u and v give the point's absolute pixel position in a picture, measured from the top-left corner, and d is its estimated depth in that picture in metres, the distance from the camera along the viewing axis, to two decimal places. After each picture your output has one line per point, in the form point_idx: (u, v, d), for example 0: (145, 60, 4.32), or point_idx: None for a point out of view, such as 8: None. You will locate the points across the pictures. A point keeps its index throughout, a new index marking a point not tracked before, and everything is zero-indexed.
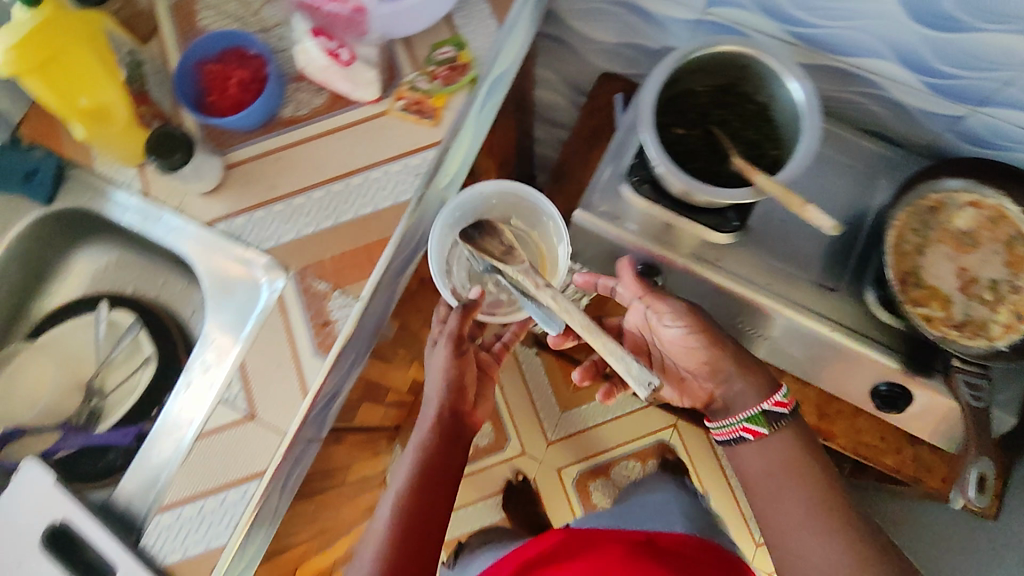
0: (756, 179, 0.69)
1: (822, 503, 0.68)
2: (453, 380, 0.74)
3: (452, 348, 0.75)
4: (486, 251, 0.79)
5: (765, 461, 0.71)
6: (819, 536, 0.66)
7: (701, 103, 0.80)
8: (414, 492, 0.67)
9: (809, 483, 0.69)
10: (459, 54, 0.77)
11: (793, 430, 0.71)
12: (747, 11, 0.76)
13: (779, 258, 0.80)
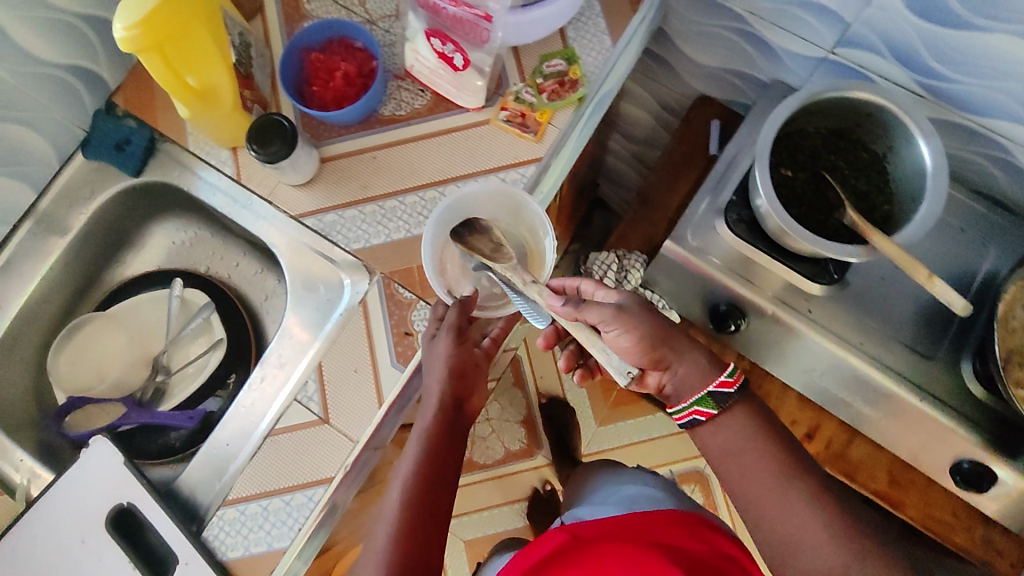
0: (872, 238, 0.66)
1: (793, 477, 0.61)
2: (460, 369, 0.64)
3: (460, 348, 0.64)
4: (473, 249, 0.69)
5: (727, 438, 0.64)
6: (793, 511, 0.59)
7: (813, 145, 0.76)
8: (418, 492, 0.59)
9: (776, 454, 0.62)
10: (570, 69, 0.73)
11: (745, 407, 0.65)
12: (879, 56, 0.71)
13: (874, 318, 0.77)
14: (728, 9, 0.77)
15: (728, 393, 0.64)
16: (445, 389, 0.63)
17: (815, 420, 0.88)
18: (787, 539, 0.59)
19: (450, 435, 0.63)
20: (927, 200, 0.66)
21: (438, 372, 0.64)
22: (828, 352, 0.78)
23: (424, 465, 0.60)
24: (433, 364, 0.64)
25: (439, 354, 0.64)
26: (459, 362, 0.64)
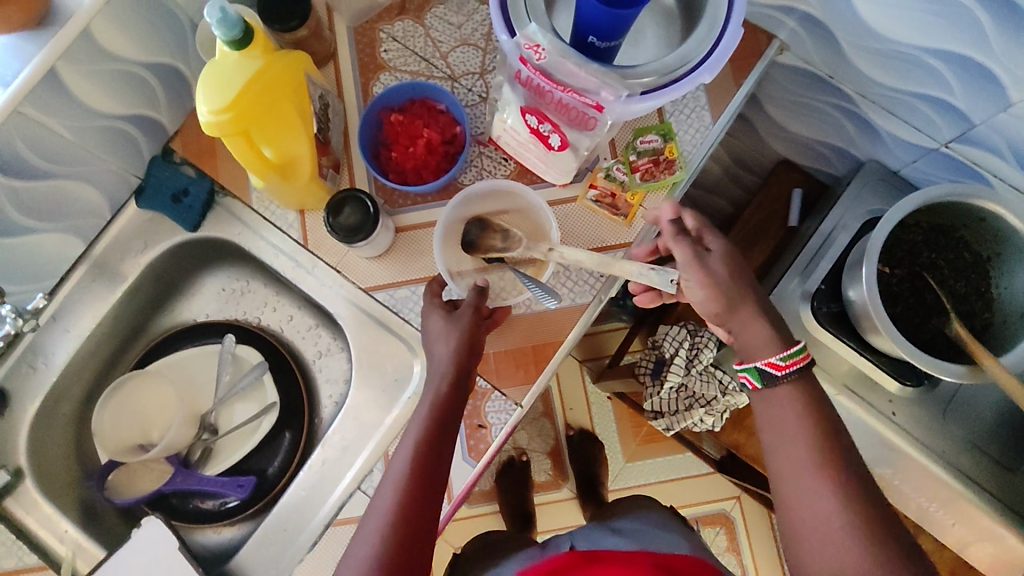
0: (985, 363, 0.62)
1: (841, 466, 0.50)
2: (472, 344, 0.57)
3: (473, 324, 0.58)
4: (488, 252, 0.64)
5: (770, 409, 0.54)
6: (823, 499, 0.49)
7: (912, 240, 0.71)
8: (418, 470, 0.51)
9: (826, 438, 0.51)
10: (666, 146, 0.68)
11: (802, 388, 0.53)
12: (999, 158, 0.66)
13: (957, 423, 0.74)
14: (834, 87, 0.72)
15: (775, 376, 0.53)
16: (454, 359, 0.56)
17: None
18: (814, 530, 0.49)
19: (456, 403, 0.55)
20: None
21: (449, 342, 0.57)
22: (906, 456, 0.75)
23: (426, 429, 0.53)
24: (435, 342, 0.58)
25: (449, 330, 0.58)
26: (473, 340, 0.57)
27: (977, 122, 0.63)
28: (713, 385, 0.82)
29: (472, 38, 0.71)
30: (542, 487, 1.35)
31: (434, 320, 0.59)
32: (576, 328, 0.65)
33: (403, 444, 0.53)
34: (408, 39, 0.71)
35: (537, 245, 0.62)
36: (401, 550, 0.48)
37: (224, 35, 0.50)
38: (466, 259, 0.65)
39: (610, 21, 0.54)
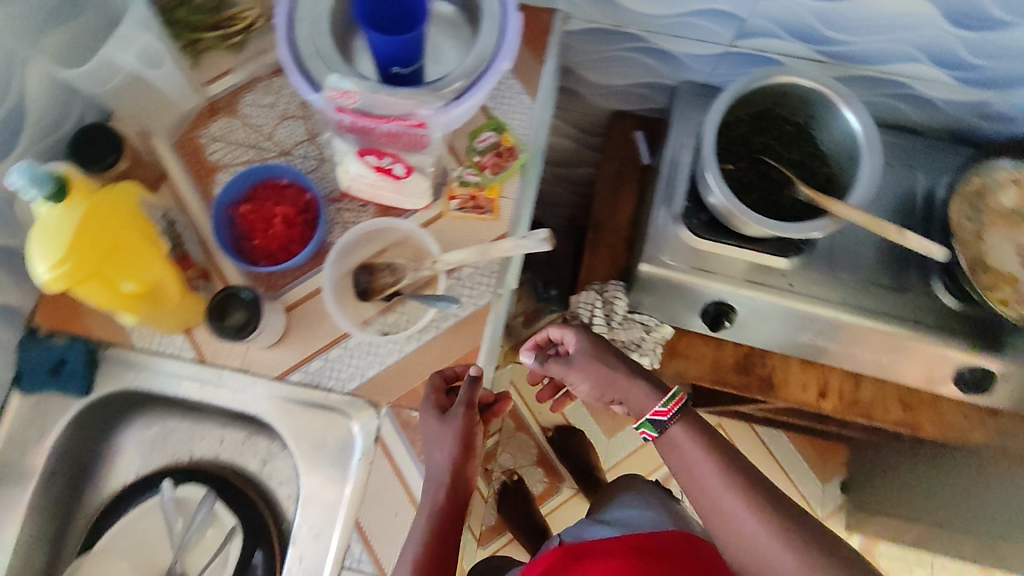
0: (834, 209, 0.68)
1: (743, 478, 0.61)
2: (461, 437, 0.61)
3: (468, 419, 0.61)
4: (382, 290, 0.65)
5: (682, 461, 0.64)
6: (751, 522, 0.58)
7: (741, 132, 0.79)
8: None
9: (730, 470, 0.61)
10: (502, 138, 0.73)
11: (691, 424, 0.65)
12: (778, 39, 0.76)
13: (847, 269, 0.81)
14: (625, 33, 0.80)
15: (665, 420, 0.66)
16: (451, 464, 0.60)
17: (820, 377, 0.89)
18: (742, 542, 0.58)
19: (456, 506, 0.60)
20: (868, 150, 0.70)
21: (445, 447, 0.60)
22: (821, 316, 0.81)
23: (424, 545, 0.58)
24: (434, 445, 0.61)
25: (447, 431, 0.61)
26: (467, 438, 0.61)
27: (749, 15, 0.72)
28: (637, 329, 0.86)
29: (290, 110, 0.73)
30: (543, 497, 1.35)
31: (424, 424, 0.62)
32: (487, 329, 0.67)
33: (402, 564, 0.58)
34: (229, 133, 0.72)
35: (422, 264, 0.65)
36: None
37: (39, 188, 0.50)
38: (365, 306, 0.66)
39: (402, 49, 0.58)
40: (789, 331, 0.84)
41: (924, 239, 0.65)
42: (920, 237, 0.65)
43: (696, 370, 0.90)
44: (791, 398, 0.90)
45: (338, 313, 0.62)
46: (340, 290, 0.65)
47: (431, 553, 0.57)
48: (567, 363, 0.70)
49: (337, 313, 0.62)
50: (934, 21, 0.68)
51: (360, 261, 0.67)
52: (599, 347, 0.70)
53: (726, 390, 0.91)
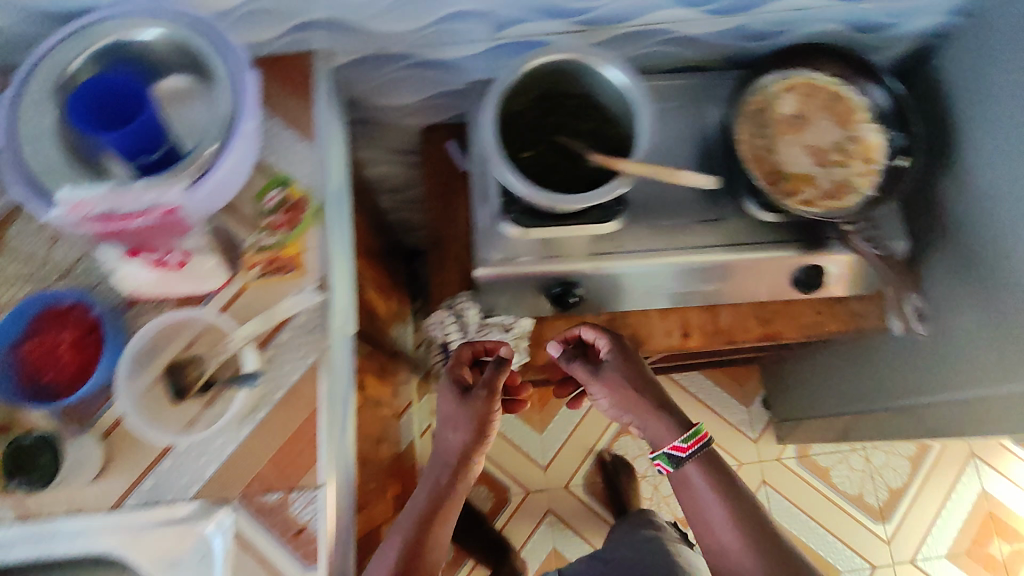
0: (622, 167, 0.70)
1: (740, 511, 0.78)
2: (479, 416, 0.82)
3: (484, 406, 0.82)
4: (192, 387, 0.64)
5: (691, 485, 0.81)
6: (727, 535, 0.77)
7: (531, 119, 0.82)
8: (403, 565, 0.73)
9: (732, 508, 0.78)
10: (288, 192, 0.70)
11: (703, 460, 0.82)
12: (533, 21, 0.77)
13: (666, 215, 0.84)
14: (390, 54, 0.80)
15: (681, 455, 0.81)
16: (457, 450, 0.82)
17: (681, 319, 0.91)
18: (730, 568, 0.77)
19: (446, 492, 0.80)
20: (641, 105, 0.73)
21: (461, 432, 0.82)
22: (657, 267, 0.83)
23: (409, 535, 0.76)
24: (457, 421, 0.82)
25: (461, 412, 0.82)
26: (481, 422, 0.82)
27: (493, 7, 0.73)
28: (496, 332, 0.85)
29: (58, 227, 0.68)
30: (494, 513, 1.40)
31: (449, 399, 0.84)
32: (320, 387, 0.64)
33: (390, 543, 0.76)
34: None
35: (223, 347, 0.64)
36: None
37: None
38: (184, 406, 0.64)
39: None
40: (637, 288, 0.86)
41: (691, 174, 0.66)
42: (687, 174, 0.66)
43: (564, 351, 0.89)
44: (660, 347, 0.91)
45: (154, 431, 0.62)
46: (147, 404, 0.63)
47: (409, 555, 0.74)
48: (593, 372, 0.84)
49: (150, 431, 0.62)
50: None
51: (155, 367, 0.64)
52: (630, 361, 0.83)
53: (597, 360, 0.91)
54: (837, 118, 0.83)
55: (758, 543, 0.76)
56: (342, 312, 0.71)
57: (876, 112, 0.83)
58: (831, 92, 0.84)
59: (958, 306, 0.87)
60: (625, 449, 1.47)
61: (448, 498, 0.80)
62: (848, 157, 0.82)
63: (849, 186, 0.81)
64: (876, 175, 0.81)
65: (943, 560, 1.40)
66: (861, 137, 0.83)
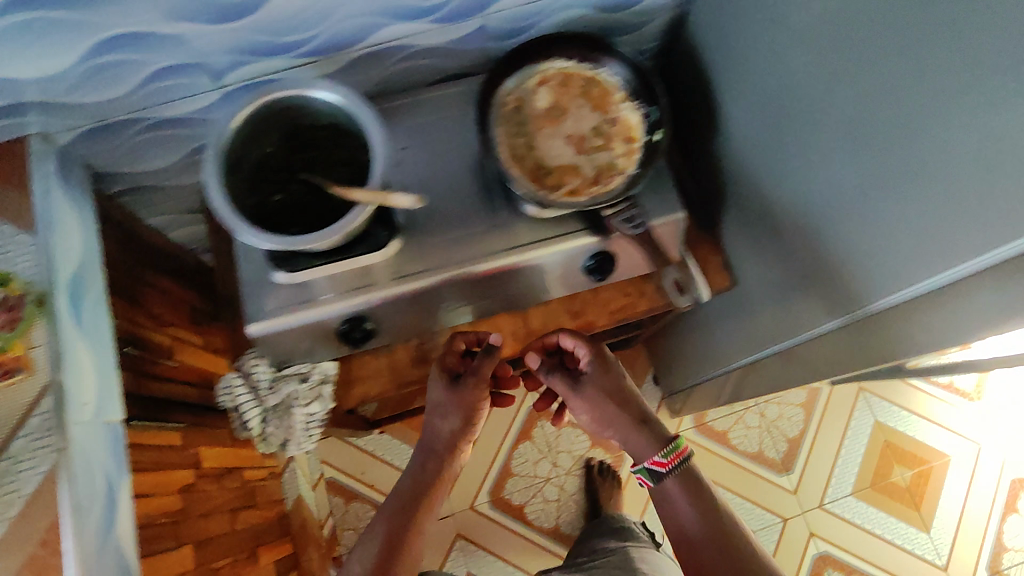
0: (356, 196, 0.67)
1: (703, 497, 0.76)
2: (466, 410, 0.85)
3: (468, 398, 0.84)
4: None
5: (673, 491, 0.77)
6: (699, 522, 0.74)
7: (283, 159, 0.79)
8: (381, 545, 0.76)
9: (704, 503, 0.76)
10: (8, 291, 0.68)
11: (682, 478, 0.78)
12: (251, 62, 0.74)
13: (440, 230, 0.82)
14: (117, 122, 0.77)
15: (661, 470, 0.77)
16: (445, 444, 0.86)
17: (493, 329, 0.90)
18: (686, 541, 0.74)
19: (420, 486, 0.82)
20: (371, 127, 0.71)
21: (455, 418, 0.85)
22: (442, 286, 0.81)
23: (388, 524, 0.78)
24: (447, 408, 0.85)
25: (450, 397, 0.84)
26: (467, 415, 0.85)
27: (198, 57, 0.70)
28: (289, 385, 0.82)
29: None
30: None
31: (432, 389, 0.86)
32: (59, 488, 0.63)
33: (380, 517, 0.79)
34: None
35: None
36: None
37: None
38: None
39: None
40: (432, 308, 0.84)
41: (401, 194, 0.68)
42: (399, 195, 0.68)
43: (378, 385, 0.87)
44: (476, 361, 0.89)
45: None
46: None
47: (386, 549, 0.75)
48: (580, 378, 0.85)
49: None
50: None
51: None
52: (612, 377, 0.84)
53: (414, 388, 0.89)
54: (593, 104, 0.82)
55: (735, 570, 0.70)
56: (90, 400, 0.69)
57: (630, 90, 0.81)
58: (584, 76, 0.82)
59: (753, 262, 0.88)
60: (526, 455, 1.44)
61: (425, 487, 0.82)
62: (608, 139, 0.81)
63: (612, 168, 0.79)
64: (638, 152, 0.80)
65: (849, 498, 1.41)
66: (619, 117, 0.81)
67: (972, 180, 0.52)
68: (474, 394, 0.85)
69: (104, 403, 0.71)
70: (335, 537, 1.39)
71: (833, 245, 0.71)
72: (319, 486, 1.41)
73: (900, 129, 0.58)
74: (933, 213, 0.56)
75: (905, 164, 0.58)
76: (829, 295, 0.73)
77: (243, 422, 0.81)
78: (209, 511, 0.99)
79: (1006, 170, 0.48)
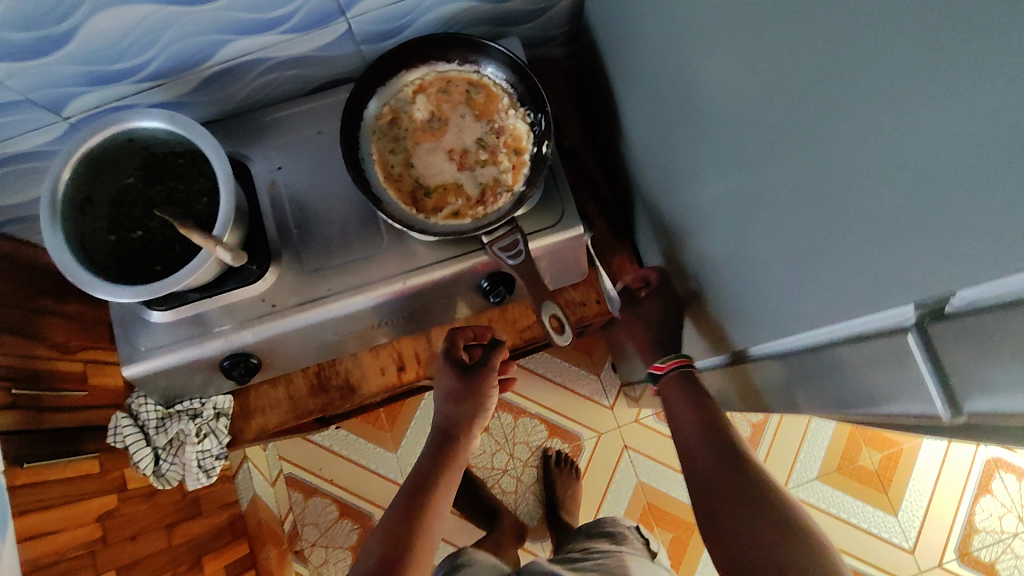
0: (193, 235, 0.62)
1: (715, 425, 0.69)
2: (469, 394, 0.80)
3: (480, 386, 0.80)
4: None
5: (677, 406, 0.72)
6: (705, 452, 0.67)
7: (141, 190, 0.73)
8: (401, 518, 0.71)
9: (712, 424, 0.69)
10: None
11: (679, 383, 0.74)
12: (91, 92, 0.70)
13: (321, 255, 0.76)
14: None
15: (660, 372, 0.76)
16: (448, 419, 0.81)
17: (396, 353, 0.85)
18: (699, 478, 0.66)
19: (434, 465, 0.77)
20: (214, 159, 0.67)
21: (458, 406, 0.81)
22: (326, 319, 0.76)
23: (405, 504, 0.73)
24: (462, 398, 0.80)
25: (460, 389, 0.80)
26: (479, 410, 0.81)
27: (22, 94, 0.66)
28: (178, 424, 0.80)
29: None
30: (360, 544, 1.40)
31: (448, 377, 0.81)
32: None
33: (395, 502, 0.74)
34: None
35: None
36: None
37: None
38: None
39: None
40: (319, 339, 0.79)
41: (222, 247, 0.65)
42: (221, 248, 0.65)
43: (277, 417, 0.84)
44: (377, 389, 0.85)
45: None
46: None
47: (406, 519, 0.71)
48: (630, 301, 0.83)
49: None
50: (173, 11, 0.62)
51: None
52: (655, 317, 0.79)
53: (315, 417, 0.85)
54: (476, 112, 0.75)
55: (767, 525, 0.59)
56: None
57: (516, 95, 0.75)
58: (464, 80, 0.76)
59: (663, 272, 0.81)
60: (484, 449, 1.41)
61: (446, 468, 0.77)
62: (494, 153, 0.74)
63: (498, 185, 0.73)
64: (525, 166, 0.73)
65: (815, 483, 1.37)
66: (505, 126, 0.74)
67: (801, 231, 0.46)
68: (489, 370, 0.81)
69: None
70: (296, 532, 1.40)
71: (714, 270, 0.65)
72: (278, 483, 1.42)
73: (741, 160, 0.51)
74: (779, 260, 0.50)
75: (751, 198, 0.52)
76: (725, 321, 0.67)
77: (133, 463, 0.79)
78: (139, 532, 0.99)
79: (824, 228, 0.42)
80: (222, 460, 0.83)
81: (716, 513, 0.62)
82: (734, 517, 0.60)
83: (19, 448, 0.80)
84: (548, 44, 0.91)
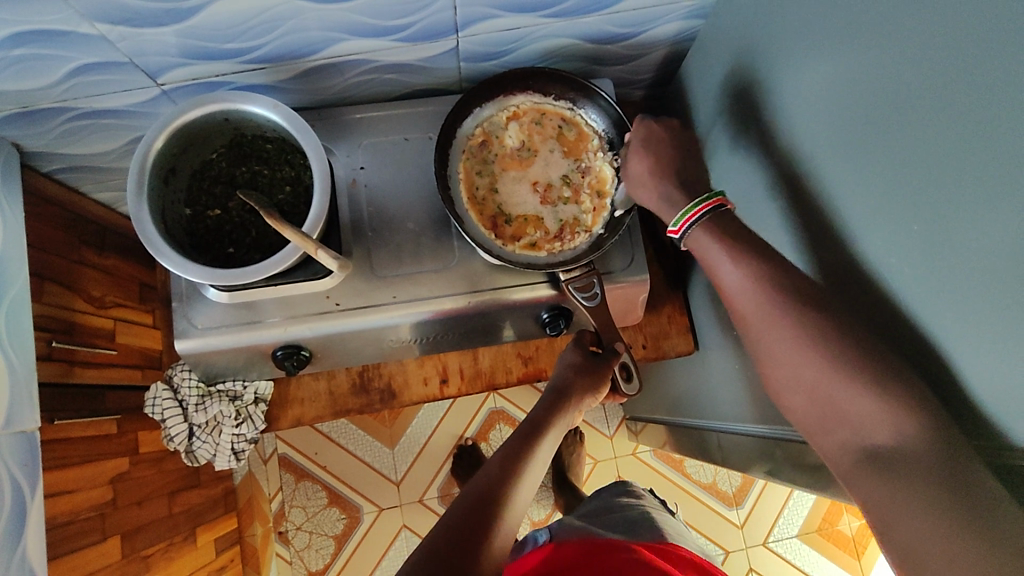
0: (286, 233, 0.61)
1: (750, 253, 0.57)
2: (587, 375, 0.72)
3: (602, 374, 0.72)
4: None
5: (708, 255, 0.60)
6: (737, 289, 0.57)
7: (225, 169, 0.73)
8: (491, 486, 0.60)
9: (744, 260, 0.57)
10: None
11: (708, 228, 0.60)
12: (195, 65, 0.69)
13: (388, 262, 0.76)
14: (44, 110, 0.70)
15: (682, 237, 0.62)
16: (558, 394, 0.71)
17: (438, 365, 0.87)
18: (746, 327, 0.57)
19: (537, 450, 0.66)
20: (313, 157, 0.66)
21: (572, 376, 0.72)
22: (385, 327, 0.77)
23: (497, 481, 0.61)
24: (583, 372, 0.72)
25: (581, 370, 0.72)
26: (594, 386, 0.72)
27: (128, 57, 0.65)
28: (218, 404, 0.81)
29: None
30: (345, 535, 1.40)
31: (570, 353, 0.74)
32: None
33: (484, 472, 0.62)
34: None
35: None
36: (449, 538, 0.55)
37: None
38: None
39: None
40: (372, 344, 0.80)
41: (327, 254, 0.65)
42: (324, 254, 0.65)
43: (315, 410, 0.85)
44: (417, 397, 0.87)
45: None
46: None
47: (498, 496, 0.59)
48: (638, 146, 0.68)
49: None
50: (302, 6, 0.62)
51: None
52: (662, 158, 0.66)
53: (352, 415, 0.87)
54: (565, 149, 0.77)
55: (912, 406, 0.46)
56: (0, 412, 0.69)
57: (608, 139, 0.77)
58: (559, 115, 0.77)
59: (712, 331, 0.84)
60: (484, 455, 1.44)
61: (538, 466, 0.65)
62: (577, 192, 0.76)
63: (578, 224, 0.74)
64: (606, 211, 0.75)
65: (794, 539, 1.41)
66: (592, 167, 0.76)
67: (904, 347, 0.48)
68: (609, 366, 0.73)
69: (13, 414, 0.70)
70: (282, 513, 1.40)
71: None
72: (270, 461, 1.41)
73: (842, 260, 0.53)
74: None
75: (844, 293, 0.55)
76: (760, 397, 0.71)
77: (168, 435, 0.81)
78: (144, 498, 0.97)
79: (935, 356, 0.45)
80: (252, 445, 0.84)
81: (782, 383, 0.55)
82: (804, 376, 0.52)
83: (49, 400, 0.78)
84: (633, 84, 0.92)
